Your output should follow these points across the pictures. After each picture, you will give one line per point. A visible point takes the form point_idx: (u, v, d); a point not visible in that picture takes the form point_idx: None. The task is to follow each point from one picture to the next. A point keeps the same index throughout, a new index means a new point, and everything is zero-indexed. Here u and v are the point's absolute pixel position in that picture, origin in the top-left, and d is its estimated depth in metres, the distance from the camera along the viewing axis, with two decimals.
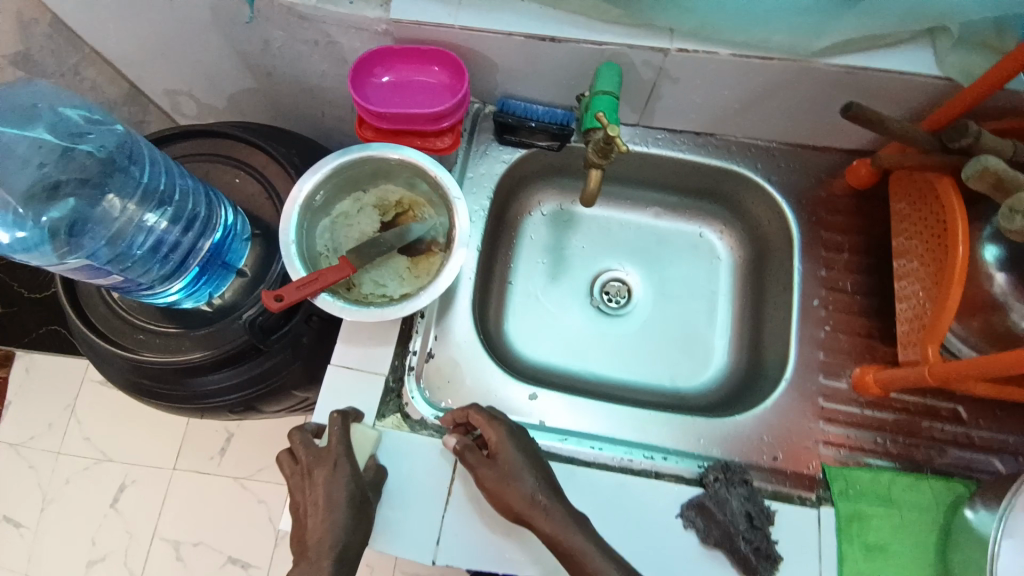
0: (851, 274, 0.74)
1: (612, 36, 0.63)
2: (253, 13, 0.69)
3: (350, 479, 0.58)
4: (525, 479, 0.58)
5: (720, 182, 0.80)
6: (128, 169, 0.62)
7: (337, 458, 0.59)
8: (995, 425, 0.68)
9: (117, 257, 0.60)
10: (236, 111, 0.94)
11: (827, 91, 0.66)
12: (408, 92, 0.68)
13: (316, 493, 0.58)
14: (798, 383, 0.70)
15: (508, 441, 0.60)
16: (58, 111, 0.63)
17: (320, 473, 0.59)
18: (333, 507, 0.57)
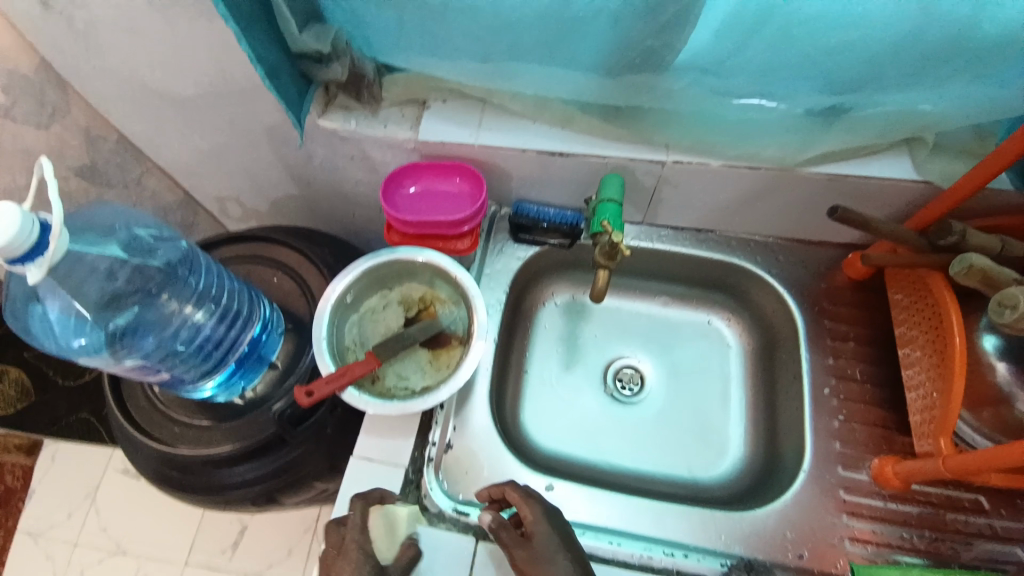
0: (860, 363, 0.75)
1: (615, 151, 0.70)
2: (302, 139, 0.79)
3: (368, 574, 0.59)
4: (559, 561, 0.58)
5: (724, 275, 0.84)
6: (188, 278, 0.68)
7: (356, 550, 0.60)
8: (1018, 515, 0.67)
9: (168, 357, 0.66)
10: (276, 213, 1.03)
11: (816, 194, 0.72)
12: (431, 201, 0.76)
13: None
14: (817, 476, 0.70)
15: (543, 520, 0.61)
16: (131, 231, 0.67)
17: (342, 565, 0.60)
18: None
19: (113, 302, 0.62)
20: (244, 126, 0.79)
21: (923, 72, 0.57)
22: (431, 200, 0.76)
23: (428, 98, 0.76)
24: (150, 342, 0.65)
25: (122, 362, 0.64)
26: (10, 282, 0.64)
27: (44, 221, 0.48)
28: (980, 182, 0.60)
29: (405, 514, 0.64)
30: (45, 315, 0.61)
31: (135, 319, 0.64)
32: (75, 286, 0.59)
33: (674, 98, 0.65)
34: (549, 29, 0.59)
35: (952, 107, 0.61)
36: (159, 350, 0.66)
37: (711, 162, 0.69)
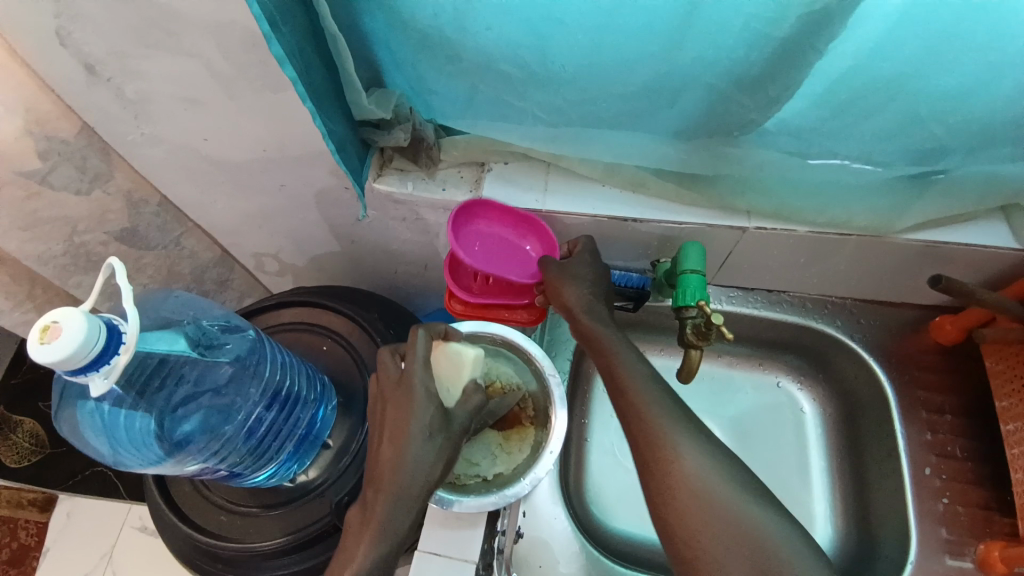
0: (958, 437, 0.70)
1: (692, 217, 0.67)
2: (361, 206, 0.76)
3: (433, 416, 0.56)
4: (590, 293, 0.65)
5: (797, 338, 0.80)
6: (255, 370, 0.63)
7: (420, 389, 0.57)
8: None
9: (228, 452, 0.61)
10: (314, 269, 0.99)
11: (909, 261, 0.68)
12: (496, 254, 0.70)
13: (403, 409, 0.56)
14: (923, 566, 0.65)
15: (587, 258, 0.67)
16: (200, 323, 0.62)
17: (403, 397, 0.57)
18: (413, 440, 0.55)
19: (177, 402, 0.58)
20: (294, 189, 0.76)
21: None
22: (497, 252, 0.70)
23: (488, 160, 0.73)
24: (210, 442, 0.60)
25: (183, 464, 0.60)
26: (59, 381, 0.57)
27: (110, 322, 0.43)
28: None
29: (471, 358, 0.61)
30: (97, 416, 0.55)
31: (197, 416, 0.60)
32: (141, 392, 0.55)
33: (760, 167, 0.62)
34: (639, 103, 0.57)
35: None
36: (222, 449, 0.61)
37: (796, 229, 0.65)
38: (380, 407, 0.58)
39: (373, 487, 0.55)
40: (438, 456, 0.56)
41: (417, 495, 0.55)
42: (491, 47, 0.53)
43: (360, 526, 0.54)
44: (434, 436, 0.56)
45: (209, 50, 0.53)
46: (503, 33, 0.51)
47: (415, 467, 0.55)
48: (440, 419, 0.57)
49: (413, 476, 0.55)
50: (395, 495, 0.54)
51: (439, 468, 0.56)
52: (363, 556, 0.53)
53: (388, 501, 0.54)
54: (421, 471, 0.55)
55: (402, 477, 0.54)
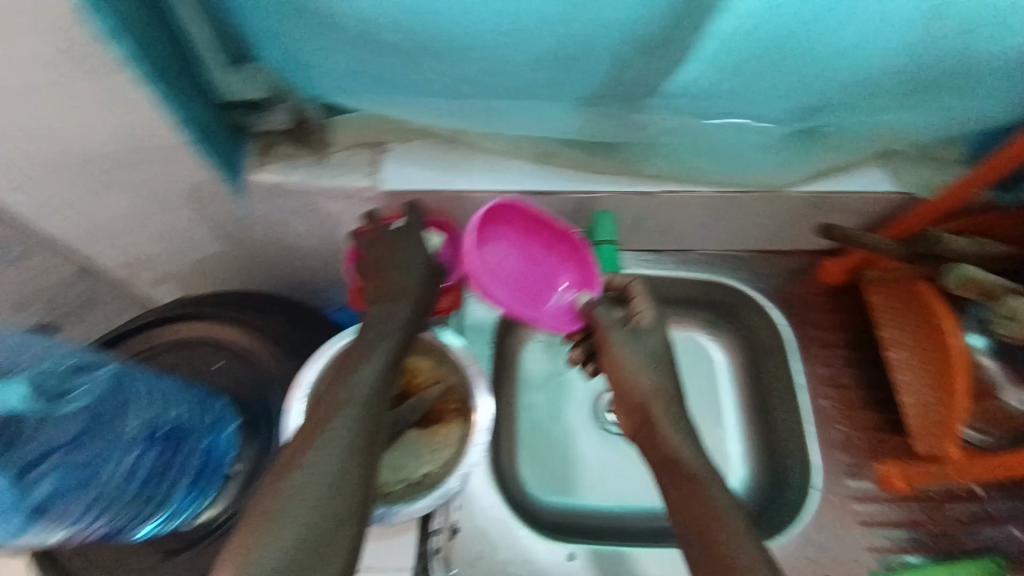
0: (849, 369, 0.77)
1: (603, 186, 0.65)
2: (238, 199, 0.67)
3: (426, 251, 0.63)
4: (664, 376, 0.59)
5: (708, 293, 0.84)
6: (124, 407, 0.56)
7: (415, 227, 0.63)
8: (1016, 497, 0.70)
9: (107, 502, 0.52)
10: (199, 275, 0.88)
11: (801, 212, 0.71)
12: (525, 270, 0.66)
13: (401, 244, 0.62)
14: (827, 489, 0.71)
15: (652, 318, 0.62)
16: (39, 371, 0.54)
17: (395, 231, 0.62)
18: (408, 267, 0.61)
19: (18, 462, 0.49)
20: (159, 187, 0.66)
21: (911, 102, 0.57)
22: (525, 266, 0.66)
23: (385, 141, 0.66)
24: (76, 500, 0.51)
25: (48, 531, 0.50)
26: None
27: None
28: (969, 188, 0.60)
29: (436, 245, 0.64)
30: None
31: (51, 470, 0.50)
32: None
33: (665, 132, 0.61)
34: (546, 72, 0.53)
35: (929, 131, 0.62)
36: (95, 506, 0.52)
37: (702, 189, 0.66)
38: (371, 253, 0.63)
39: (378, 307, 0.60)
40: (428, 287, 0.62)
41: (415, 312, 0.61)
42: (370, 15, 0.46)
43: (360, 347, 0.58)
44: (428, 268, 0.63)
45: (8, 21, 0.43)
46: None
47: (410, 290, 0.61)
48: (432, 255, 0.64)
49: (412, 298, 0.61)
50: (399, 309, 0.60)
51: (433, 295, 0.63)
52: (367, 366, 0.56)
53: (395, 314, 0.60)
54: (416, 296, 0.61)
55: (402, 296, 0.60)
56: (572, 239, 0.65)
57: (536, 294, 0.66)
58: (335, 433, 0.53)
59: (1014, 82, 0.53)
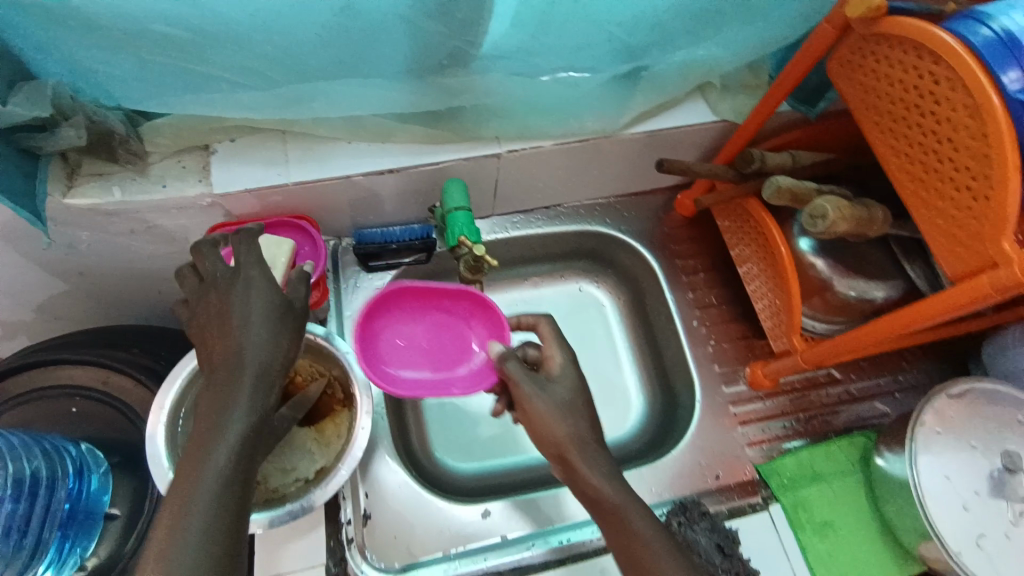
0: (714, 289, 0.84)
1: (448, 155, 0.66)
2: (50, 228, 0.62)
3: (273, 302, 0.51)
4: (581, 424, 0.56)
5: (583, 243, 0.87)
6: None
7: (252, 271, 0.52)
8: (864, 374, 0.79)
9: None
10: (52, 323, 0.81)
11: (642, 152, 0.75)
12: (437, 342, 0.67)
13: (233, 292, 0.51)
14: (709, 400, 0.76)
15: (568, 366, 0.59)
16: None
17: (223, 284, 0.51)
18: (250, 325, 0.50)
19: None
20: None
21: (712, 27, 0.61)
22: (439, 335, 0.67)
23: (211, 142, 0.64)
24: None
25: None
26: None
27: None
28: (772, 109, 0.65)
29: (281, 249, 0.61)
30: None
31: None
32: None
33: (489, 92, 0.62)
34: (341, 47, 0.53)
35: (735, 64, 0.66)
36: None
37: (545, 144, 0.69)
38: (204, 312, 0.51)
39: (221, 375, 0.48)
40: (286, 340, 0.51)
41: (270, 376, 0.49)
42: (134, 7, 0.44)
43: (212, 412, 0.47)
44: (279, 320, 0.51)
45: None
46: None
47: (256, 352, 0.49)
48: (279, 306, 0.52)
49: (263, 359, 0.49)
50: (244, 377, 0.48)
51: (291, 352, 0.51)
52: (226, 436, 0.46)
53: (243, 382, 0.48)
54: (266, 357, 0.49)
55: (248, 359, 0.48)
56: (472, 295, 0.66)
57: (449, 361, 0.66)
58: (217, 463, 0.45)
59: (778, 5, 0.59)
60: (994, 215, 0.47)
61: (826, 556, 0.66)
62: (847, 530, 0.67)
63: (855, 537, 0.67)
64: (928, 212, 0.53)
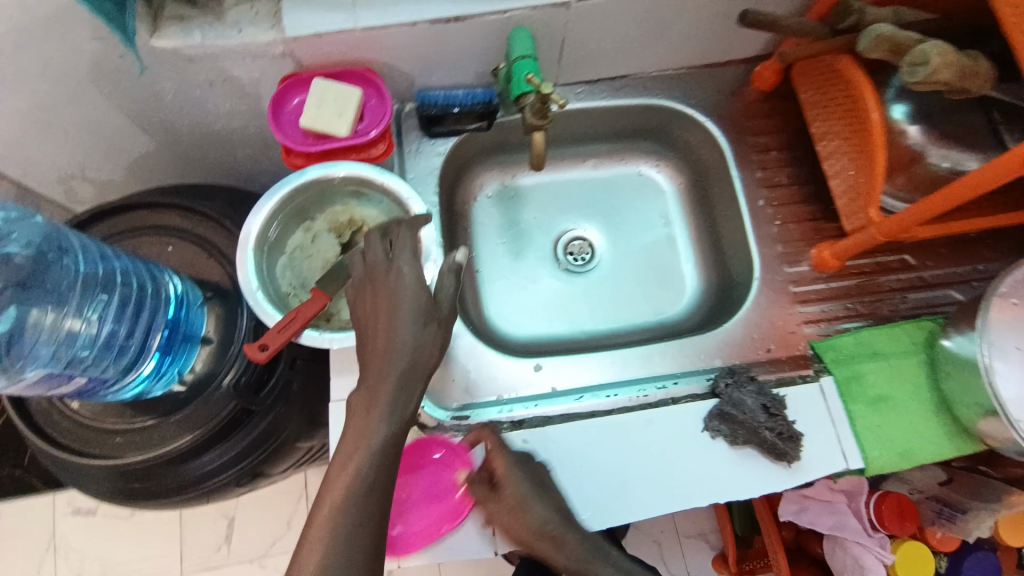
0: (785, 169, 0.79)
1: (515, 3, 0.64)
2: (142, 67, 0.65)
3: (420, 304, 0.53)
4: (548, 511, 0.59)
5: (647, 120, 0.84)
6: (61, 262, 0.57)
7: (409, 273, 0.55)
8: (943, 263, 0.74)
9: (73, 358, 0.57)
10: (140, 183, 0.88)
11: (721, 8, 0.70)
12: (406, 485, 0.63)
13: (386, 294, 0.54)
14: (768, 279, 0.75)
15: (514, 469, 0.60)
16: None
17: (378, 277, 0.55)
18: (399, 322, 0.52)
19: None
20: (56, 72, 0.64)
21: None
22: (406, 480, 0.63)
23: None
24: (46, 342, 0.56)
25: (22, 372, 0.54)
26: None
27: None
28: None
29: (353, 100, 0.64)
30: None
31: (15, 322, 0.54)
32: None
33: None
34: None
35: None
36: (74, 352, 0.58)
37: None
38: (360, 299, 0.55)
39: (370, 375, 0.51)
40: (431, 343, 0.53)
41: (414, 377, 0.52)
42: None
43: (364, 406, 0.50)
44: (423, 322, 0.53)
45: None
46: None
47: (401, 354, 0.51)
48: (424, 306, 0.54)
49: (409, 361, 0.52)
50: (389, 379, 0.51)
51: (432, 355, 0.53)
52: (375, 432, 0.49)
53: (388, 387, 0.50)
54: (409, 362, 0.51)
55: (395, 360, 0.51)
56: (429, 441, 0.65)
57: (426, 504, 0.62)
58: (362, 464, 0.48)
59: None
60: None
61: (875, 428, 0.66)
62: (900, 405, 0.67)
63: (908, 414, 0.66)
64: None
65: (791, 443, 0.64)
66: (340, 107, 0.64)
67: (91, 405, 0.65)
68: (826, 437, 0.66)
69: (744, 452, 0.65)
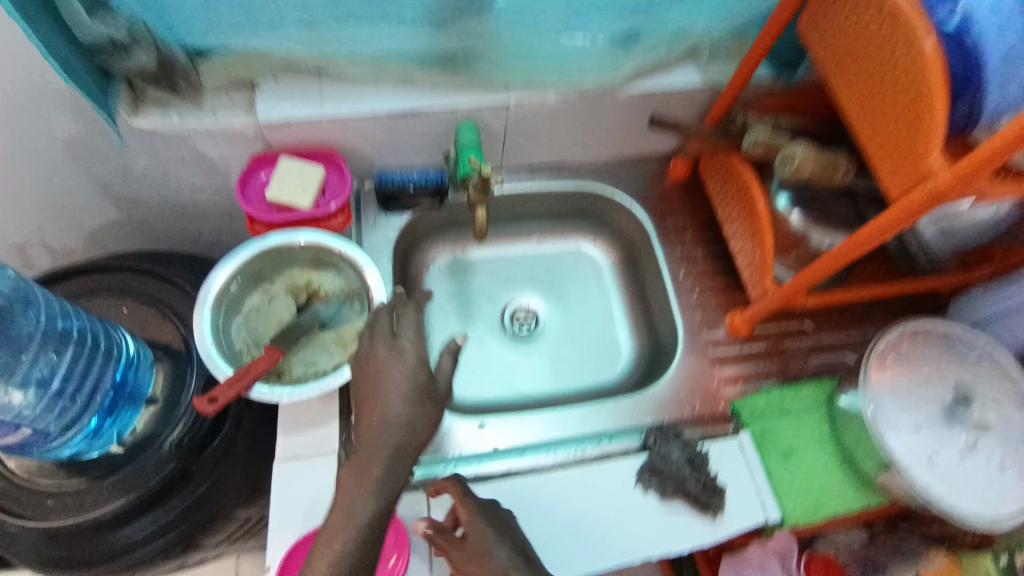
0: (701, 247, 0.90)
1: (462, 102, 0.75)
2: (123, 140, 0.71)
3: (418, 383, 0.57)
4: (509, 558, 0.55)
5: (582, 203, 0.95)
6: (25, 313, 0.59)
7: (411, 352, 0.58)
8: (837, 328, 0.85)
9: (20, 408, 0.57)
10: (98, 251, 0.91)
11: (636, 112, 0.83)
12: None
13: (385, 371, 0.57)
14: (690, 342, 0.83)
15: (476, 516, 0.59)
16: None
17: (378, 354, 0.59)
18: (394, 400, 0.56)
19: None
20: (32, 140, 0.70)
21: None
22: None
23: (258, 80, 0.72)
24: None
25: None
26: None
27: None
28: (754, 66, 0.71)
29: (315, 175, 0.72)
30: None
31: None
32: None
33: (500, 42, 0.71)
34: None
35: (720, 27, 0.75)
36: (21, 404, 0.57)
37: (548, 96, 0.77)
38: (359, 372, 0.59)
39: (364, 449, 0.54)
40: (424, 420, 0.56)
41: (405, 452, 0.54)
42: None
43: (355, 479, 0.53)
44: (417, 401, 0.56)
45: None
46: None
47: (395, 430, 0.54)
48: (421, 386, 0.57)
49: (402, 436, 0.55)
50: (382, 454, 0.53)
51: (424, 432, 0.55)
52: (363, 506, 0.51)
53: (380, 461, 0.53)
54: (403, 437, 0.54)
55: (388, 436, 0.54)
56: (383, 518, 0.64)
57: None
58: (349, 535, 0.50)
59: None
60: (933, 121, 0.50)
61: (787, 479, 0.72)
62: (808, 458, 0.73)
63: (816, 465, 0.73)
64: (878, 140, 0.56)
65: (714, 495, 0.69)
66: (302, 182, 0.71)
67: (25, 462, 0.64)
68: (746, 488, 0.71)
69: (673, 505, 0.69)
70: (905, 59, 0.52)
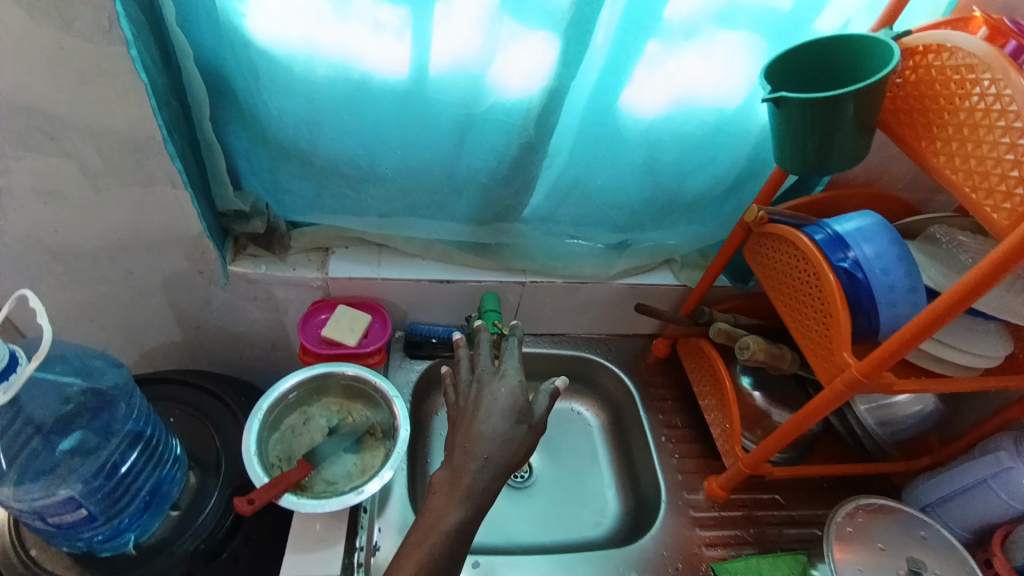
0: (679, 415, 1.02)
1: (489, 277, 0.95)
2: (228, 277, 0.88)
3: (518, 404, 0.69)
4: None
5: (578, 367, 1.10)
6: (122, 407, 0.70)
7: (515, 374, 0.72)
8: (806, 504, 0.93)
9: (86, 491, 0.64)
10: (146, 366, 1.02)
11: (625, 300, 1.03)
12: None
13: (491, 391, 0.70)
14: (672, 501, 0.90)
15: None
16: (85, 360, 0.73)
17: (486, 383, 0.72)
18: (493, 416, 0.67)
19: (59, 424, 0.67)
20: (141, 279, 0.86)
21: (671, 221, 0.92)
22: None
23: (332, 246, 0.93)
24: (82, 468, 0.66)
25: (53, 489, 0.63)
26: (29, 399, 0.65)
27: (13, 352, 0.55)
28: (716, 273, 0.92)
29: (363, 319, 0.88)
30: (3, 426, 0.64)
31: (78, 442, 0.67)
32: (27, 405, 0.65)
33: (524, 240, 0.94)
34: (440, 195, 0.82)
35: (691, 245, 0.98)
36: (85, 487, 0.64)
37: (556, 280, 0.97)
38: (467, 396, 0.72)
39: (459, 457, 0.65)
40: (520, 440, 0.67)
41: (500, 463, 0.65)
42: (339, 160, 0.76)
43: (447, 490, 0.63)
44: (514, 420, 0.68)
45: (78, 140, 0.67)
46: (344, 147, 0.74)
47: (491, 441, 0.66)
48: (519, 409, 0.69)
49: (497, 447, 0.65)
50: (474, 462, 0.64)
51: (516, 448, 0.66)
52: (451, 514, 0.62)
53: (471, 469, 0.64)
54: (498, 448, 0.65)
55: (486, 444, 0.65)
56: None
57: None
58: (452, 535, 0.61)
59: (720, 210, 0.92)
60: (840, 335, 0.66)
61: None
62: None
63: None
64: (808, 344, 0.72)
65: None
66: (352, 326, 0.87)
67: (53, 559, 0.70)
68: None
69: None
70: (817, 284, 0.69)
